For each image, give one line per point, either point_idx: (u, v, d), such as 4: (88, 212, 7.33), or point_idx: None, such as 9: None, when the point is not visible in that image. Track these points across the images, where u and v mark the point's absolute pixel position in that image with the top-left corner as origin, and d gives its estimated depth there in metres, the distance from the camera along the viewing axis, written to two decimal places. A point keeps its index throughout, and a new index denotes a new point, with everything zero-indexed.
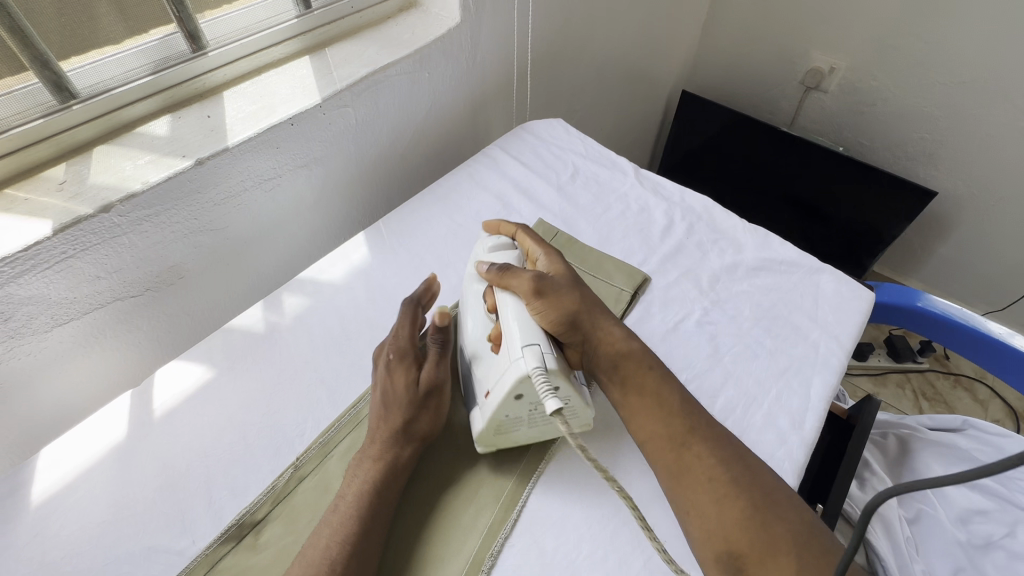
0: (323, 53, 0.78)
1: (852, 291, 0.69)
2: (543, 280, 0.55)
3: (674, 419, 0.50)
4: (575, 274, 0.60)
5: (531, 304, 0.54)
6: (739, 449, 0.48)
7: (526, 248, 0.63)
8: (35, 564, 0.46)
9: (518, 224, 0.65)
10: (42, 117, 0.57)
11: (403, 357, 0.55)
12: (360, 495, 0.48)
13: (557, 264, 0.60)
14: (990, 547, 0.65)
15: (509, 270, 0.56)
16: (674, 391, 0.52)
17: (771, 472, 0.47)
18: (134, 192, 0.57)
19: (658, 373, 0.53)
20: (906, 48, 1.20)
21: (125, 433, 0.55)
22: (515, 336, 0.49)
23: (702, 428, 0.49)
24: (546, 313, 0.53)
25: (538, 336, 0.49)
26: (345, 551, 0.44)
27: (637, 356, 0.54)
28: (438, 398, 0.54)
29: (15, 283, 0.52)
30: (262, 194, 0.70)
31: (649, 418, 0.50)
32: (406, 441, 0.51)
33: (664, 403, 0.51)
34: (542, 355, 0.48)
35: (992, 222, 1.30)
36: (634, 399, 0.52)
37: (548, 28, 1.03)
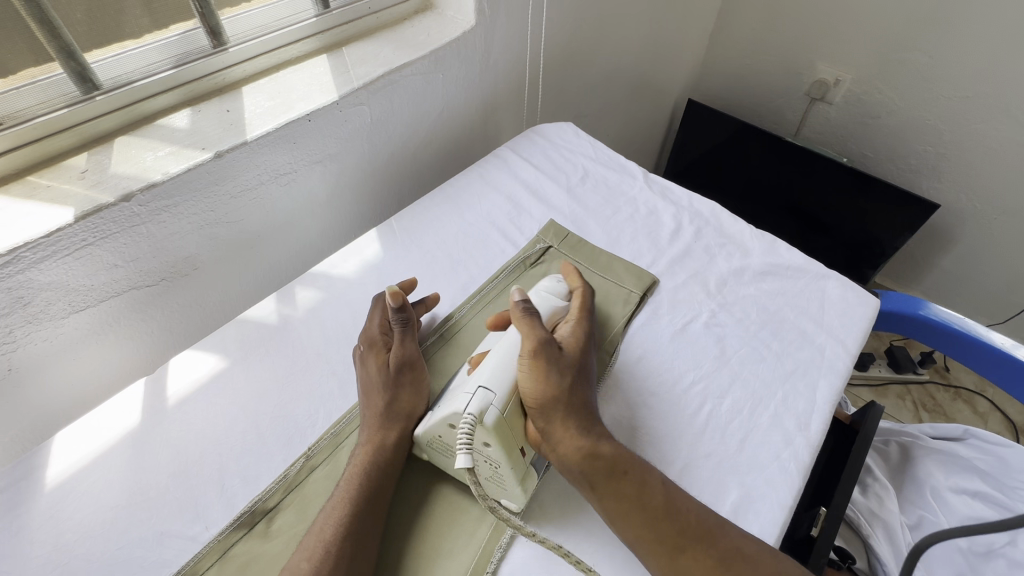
0: (341, 52, 0.79)
1: (857, 297, 0.70)
2: (549, 344, 0.52)
3: (654, 525, 0.45)
4: (588, 357, 0.55)
5: (522, 360, 0.50)
6: (738, 541, 0.45)
7: (571, 307, 0.60)
8: (49, 547, 0.47)
9: (585, 285, 0.63)
10: (65, 107, 0.58)
11: (373, 346, 0.57)
12: (354, 474, 0.49)
13: (576, 340, 0.56)
14: (991, 555, 0.65)
15: (529, 317, 0.54)
16: (657, 490, 0.47)
17: (776, 556, 0.45)
18: (154, 182, 0.58)
19: (635, 479, 0.47)
20: (911, 62, 1.22)
21: (138, 420, 0.55)
22: (482, 372, 0.50)
23: (696, 526, 0.45)
24: (529, 378, 0.49)
25: (497, 386, 0.48)
26: (345, 528, 0.45)
27: (611, 462, 0.48)
28: (412, 375, 0.57)
29: (36, 269, 0.53)
30: (278, 189, 0.71)
31: (631, 522, 0.46)
32: (392, 419, 0.53)
33: (646, 507, 0.46)
34: (487, 405, 0.47)
35: (994, 235, 1.31)
36: (609, 502, 0.47)
37: (560, 33, 1.05)
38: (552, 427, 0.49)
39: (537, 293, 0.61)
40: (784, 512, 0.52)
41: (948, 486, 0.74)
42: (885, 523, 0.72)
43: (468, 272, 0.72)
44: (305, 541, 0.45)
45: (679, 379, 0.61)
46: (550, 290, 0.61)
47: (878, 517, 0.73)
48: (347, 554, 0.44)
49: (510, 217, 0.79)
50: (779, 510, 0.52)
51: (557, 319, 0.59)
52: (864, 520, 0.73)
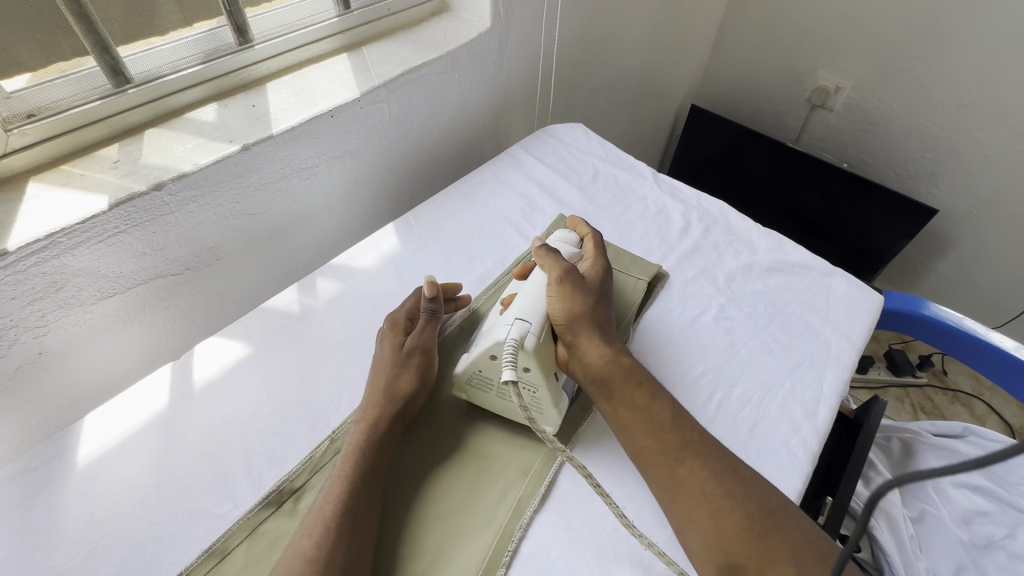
0: (361, 51, 0.81)
1: (861, 293, 0.72)
2: (572, 274, 0.59)
3: (659, 434, 0.50)
4: (607, 287, 0.62)
5: (550, 288, 0.57)
6: (732, 461, 0.49)
7: (585, 250, 0.67)
8: (83, 522, 0.48)
9: (593, 229, 0.69)
10: (99, 99, 0.60)
11: (393, 326, 0.60)
12: (351, 452, 0.50)
13: (596, 272, 0.62)
14: (992, 547, 0.67)
15: (551, 253, 0.61)
16: (664, 405, 0.52)
17: (766, 483, 0.48)
18: (185, 172, 0.59)
19: (647, 390, 0.53)
20: (910, 70, 1.25)
21: (166, 402, 0.57)
22: (515, 307, 0.55)
23: (695, 442, 0.50)
24: (560, 300, 0.56)
25: (532, 315, 0.54)
26: (344, 504, 0.46)
27: (627, 373, 0.54)
28: (421, 360, 0.58)
29: (70, 255, 0.55)
30: (298, 182, 0.73)
31: (640, 430, 0.51)
32: (390, 401, 0.54)
33: (654, 419, 0.51)
34: (526, 332, 0.53)
35: (991, 240, 1.33)
36: (623, 411, 0.52)
37: (570, 38, 1.08)
38: (578, 341, 0.55)
39: (553, 244, 0.68)
40: (794, 496, 0.53)
41: (948, 480, 0.75)
42: (889, 514, 0.73)
43: (483, 266, 0.73)
44: (306, 518, 0.46)
45: (690, 369, 0.63)
46: (566, 240, 0.68)
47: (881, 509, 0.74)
48: (348, 530, 0.45)
49: (524, 213, 0.81)
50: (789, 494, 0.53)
51: (575, 260, 0.66)
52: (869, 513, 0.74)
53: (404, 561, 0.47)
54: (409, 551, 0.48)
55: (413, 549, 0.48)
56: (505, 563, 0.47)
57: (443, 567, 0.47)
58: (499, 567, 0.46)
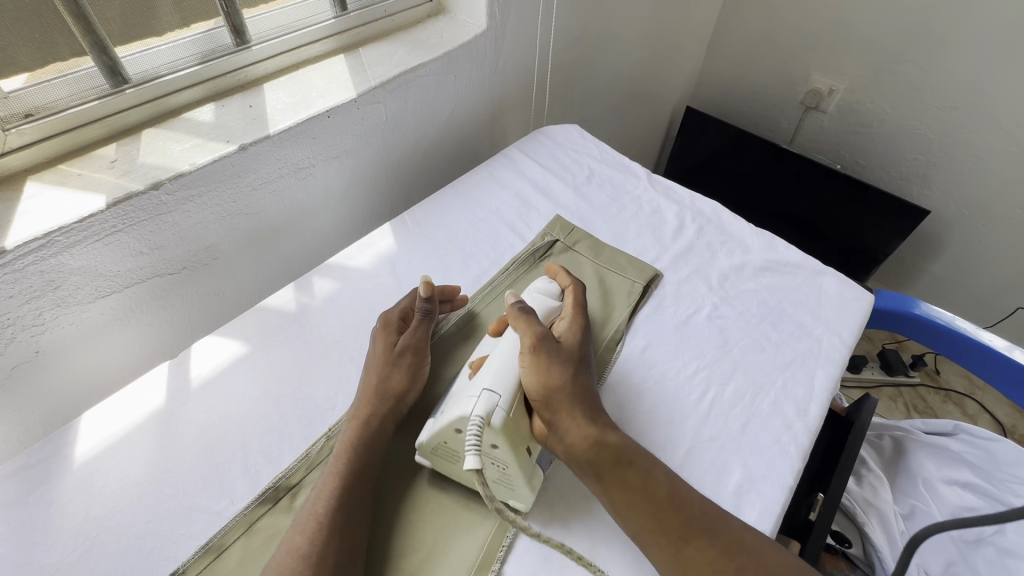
0: (358, 52, 0.82)
1: (852, 293, 0.73)
2: (547, 340, 0.53)
3: (657, 515, 0.46)
4: (587, 351, 0.56)
5: (523, 359, 0.52)
6: (739, 531, 0.46)
7: (564, 305, 0.62)
8: (80, 519, 0.48)
9: (575, 280, 0.65)
10: (97, 99, 0.61)
11: (386, 324, 0.60)
12: (342, 449, 0.50)
13: (575, 334, 0.57)
14: (981, 542, 0.67)
15: (525, 315, 0.56)
16: (660, 480, 0.48)
17: (774, 546, 0.46)
18: (182, 172, 0.60)
19: (639, 468, 0.48)
20: (902, 72, 1.27)
21: (163, 400, 0.57)
22: (484, 376, 0.51)
23: (697, 517, 0.46)
24: (534, 372, 0.51)
25: (501, 387, 0.50)
26: (337, 499, 0.47)
27: (615, 452, 0.49)
28: (412, 359, 0.58)
29: (68, 254, 0.55)
30: (295, 182, 0.74)
31: (637, 510, 0.47)
32: (381, 397, 0.54)
33: (651, 494, 0.47)
34: (493, 406, 0.48)
35: (982, 241, 1.35)
36: (615, 492, 0.48)
37: (566, 39, 1.09)
38: (557, 420, 0.50)
39: (528, 296, 0.63)
40: (784, 493, 0.54)
41: (939, 477, 0.76)
42: (879, 511, 0.75)
43: (479, 266, 0.74)
44: (300, 513, 0.47)
45: (683, 368, 0.64)
46: (543, 292, 0.63)
47: (872, 505, 0.76)
48: (341, 526, 0.45)
49: (519, 213, 0.82)
50: (780, 491, 0.54)
51: (552, 317, 0.61)
52: (859, 509, 0.76)
53: (400, 557, 0.47)
54: (406, 547, 0.48)
55: (409, 544, 0.48)
56: (499, 562, 0.47)
57: (438, 564, 0.47)
58: (493, 565, 0.47)
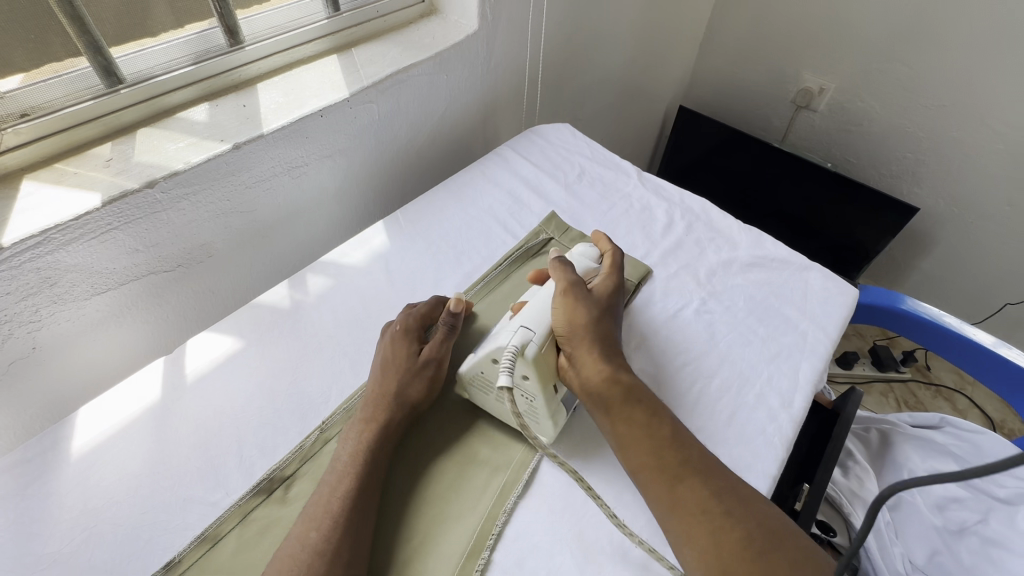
0: (351, 52, 0.83)
1: (838, 287, 0.75)
2: (579, 287, 0.58)
3: (658, 451, 0.49)
4: (615, 306, 0.60)
5: (556, 299, 0.57)
6: (732, 481, 0.48)
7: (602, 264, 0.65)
8: (76, 511, 0.49)
9: (615, 244, 0.67)
10: (92, 99, 0.61)
11: (406, 332, 0.60)
12: (355, 455, 0.51)
13: (607, 289, 0.61)
14: (964, 532, 0.69)
15: (560, 264, 0.61)
16: (664, 423, 0.51)
17: (766, 500, 0.48)
18: (176, 170, 0.61)
19: (646, 408, 0.52)
20: (891, 72, 1.28)
21: (159, 395, 0.58)
22: (522, 314, 0.55)
23: (694, 460, 0.48)
24: (563, 310, 0.56)
25: (537, 323, 0.54)
26: (350, 501, 0.47)
27: (627, 390, 0.53)
28: (433, 371, 0.58)
29: (64, 251, 0.56)
30: (289, 181, 0.75)
31: (638, 446, 0.50)
32: (398, 406, 0.54)
33: (652, 435, 0.50)
34: (528, 339, 0.52)
35: (971, 238, 1.37)
36: (621, 427, 0.51)
37: (558, 39, 1.10)
38: (577, 356, 0.54)
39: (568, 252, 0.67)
40: (769, 481, 0.55)
41: (924, 469, 0.77)
42: (865, 502, 0.77)
43: (471, 262, 0.75)
44: (308, 510, 0.47)
45: (671, 361, 0.65)
46: (588, 254, 0.66)
47: (858, 496, 0.78)
48: (351, 527, 0.46)
49: (511, 211, 0.83)
50: (765, 480, 0.55)
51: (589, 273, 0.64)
52: (845, 499, 0.78)
53: (394, 547, 0.48)
54: (401, 540, 0.49)
55: (407, 538, 0.49)
56: (487, 551, 0.48)
57: (428, 552, 0.48)
58: (481, 553, 0.48)
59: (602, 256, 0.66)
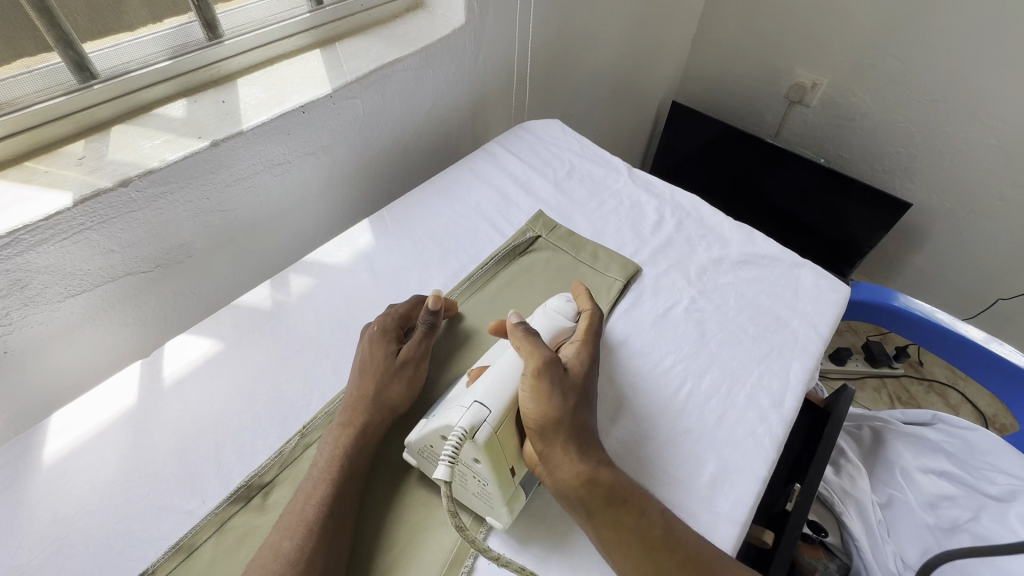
0: (334, 47, 0.81)
1: (829, 285, 0.74)
2: (552, 366, 0.51)
3: (651, 556, 0.45)
4: (590, 384, 0.54)
5: (524, 380, 0.50)
6: (729, 570, 0.46)
7: (577, 327, 0.60)
8: (48, 521, 0.48)
9: (595, 305, 0.62)
10: (64, 95, 0.60)
11: (385, 332, 0.59)
12: (331, 460, 0.49)
13: (580, 364, 0.54)
14: (956, 530, 0.68)
15: (530, 339, 0.53)
16: (654, 519, 0.46)
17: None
18: (151, 168, 0.59)
19: (633, 507, 0.47)
20: (884, 66, 1.28)
21: (135, 399, 0.56)
22: (478, 388, 0.50)
23: (690, 560, 0.45)
24: (532, 398, 0.49)
25: (492, 401, 0.48)
26: (327, 507, 0.46)
27: (609, 490, 0.47)
28: (412, 371, 0.57)
29: (34, 252, 0.54)
30: (271, 178, 0.73)
31: (629, 552, 0.45)
32: (377, 407, 0.53)
33: (644, 537, 0.45)
34: (479, 421, 0.47)
35: (963, 233, 1.36)
36: (606, 531, 0.46)
37: (548, 34, 1.08)
38: (551, 452, 0.48)
39: (543, 312, 0.61)
40: (759, 483, 0.55)
41: (917, 466, 0.76)
42: (857, 501, 0.76)
43: (458, 261, 0.74)
44: (284, 518, 0.46)
45: (660, 361, 0.64)
46: (560, 311, 0.60)
47: (850, 495, 0.76)
48: (329, 534, 0.45)
49: (500, 208, 0.82)
50: (754, 482, 0.55)
51: (562, 339, 0.58)
52: (837, 498, 0.77)
53: (374, 554, 0.47)
54: (383, 546, 0.48)
55: (388, 543, 0.48)
56: (471, 557, 0.47)
57: (411, 559, 0.47)
58: (465, 560, 0.46)
59: (580, 316, 0.61)
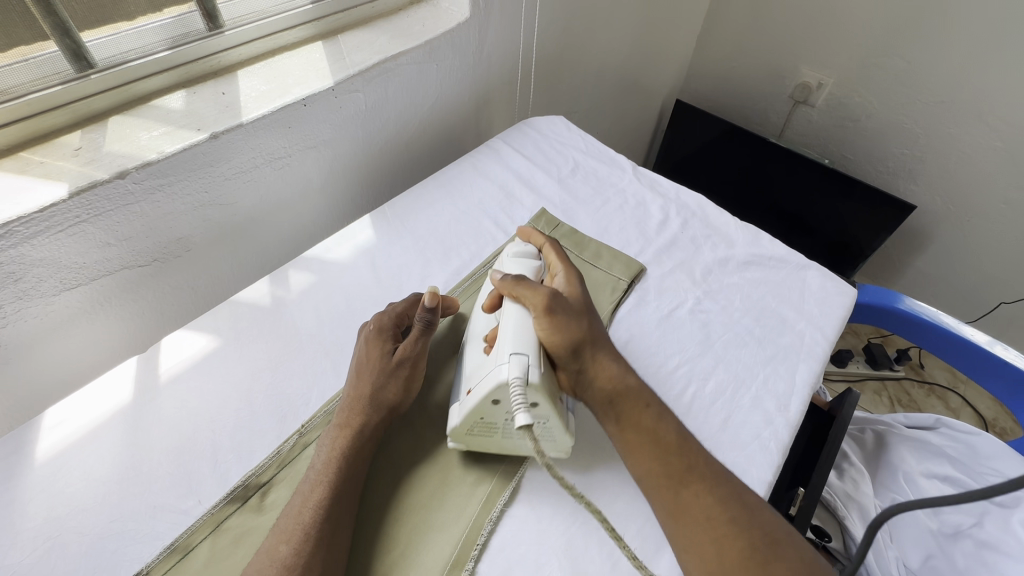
0: (335, 40, 0.80)
1: (836, 287, 0.73)
2: (556, 299, 0.54)
3: (665, 459, 0.49)
4: (588, 300, 0.58)
5: (538, 320, 0.52)
6: (737, 486, 0.48)
7: (548, 261, 0.63)
8: (40, 519, 0.47)
9: (547, 236, 0.66)
10: (60, 85, 0.58)
11: (381, 332, 0.57)
12: (327, 462, 0.48)
13: (575, 287, 0.59)
14: (959, 536, 0.66)
15: (524, 282, 0.55)
16: (670, 428, 0.51)
17: (768, 508, 0.48)
18: (149, 160, 0.58)
19: (653, 411, 0.52)
20: (890, 67, 1.26)
21: (131, 395, 0.56)
22: (506, 343, 0.50)
23: (700, 465, 0.49)
24: (552, 329, 0.52)
25: (527, 347, 0.49)
26: (324, 511, 0.45)
27: (634, 394, 0.53)
28: (410, 370, 0.55)
29: (28, 244, 0.53)
30: (271, 172, 0.72)
31: (648, 454, 0.49)
32: (374, 408, 0.52)
33: (660, 440, 0.50)
34: (527, 367, 0.48)
35: (968, 236, 1.35)
36: (630, 435, 0.51)
37: (553, 29, 1.07)
38: (584, 367, 0.53)
39: (508, 259, 0.63)
40: (764, 488, 0.53)
41: (920, 471, 0.75)
42: (860, 505, 0.76)
43: (460, 258, 0.73)
44: (281, 522, 0.45)
45: (666, 362, 0.63)
46: (523, 253, 0.63)
47: (853, 500, 0.77)
48: (327, 538, 0.44)
49: (502, 205, 0.80)
50: (759, 487, 0.53)
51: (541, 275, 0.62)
52: (840, 504, 0.77)
53: (374, 556, 0.46)
54: (380, 549, 0.47)
55: (385, 547, 0.47)
56: (472, 561, 0.46)
57: (411, 561, 0.46)
58: (466, 564, 0.46)
59: (540, 251, 0.65)
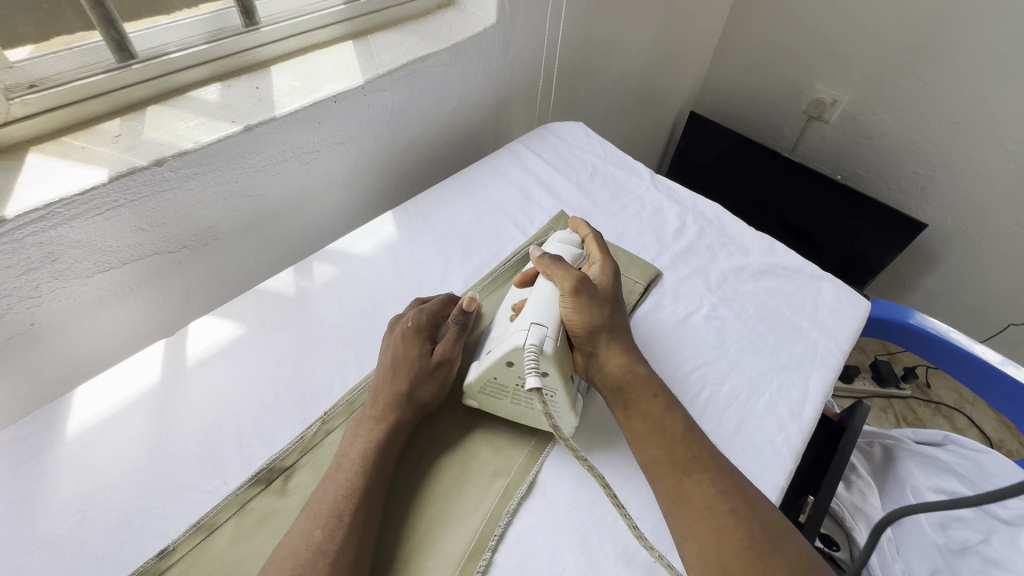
0: (366, 39, 0.82)
1: (850, 299, 0.74)
2: (585, 282, 0.56)
3: (671, 448, 0.50)
4: (618, 292, 0.59)
5: (564, 300, 0.54)
6: (741, 482, 0.49)
7: (588, 250, 0.64)
8: (70, 493, 0.48)
9: (596, 229, 0.66)
10: (103, 74, 0.60)
11: (418, 330, 0.58)
12: (361, 455, 0.49)
13: (607, 277, 0.60)
14: (966, 552, 0.66)
15: (559, 261, 0.57)
16: (677, 418, 0.52)
17: (769, 504, 0.48)
18: (186, 149, 0.59)
19: (661, 401, 0.53)
20: (906, 86, 1.28)
21: (158, 377, 0.57)
22: (529, 312, 0.53)
23: (702, 457, 0.49)
24: (575, 310, 0.54)
25: (547, 320, 0.52)
26: (356, 500, 0.46)
27: (643, 382, 0.53)
28: (444, 373, 0.57)
29: (67, 226, 0.54)
30: (299, 166, 0.73)
31: (652, 441, 0.50)
32: (407, 406, 0.53)
33: (666, 430, 0.51)
34: (544, 337, 0.51)
35: (979, 257, 1.35)
36: (636, 421, 0.52)
37: (575, 37, 1.08)
38: (597, 351, 0.54)
39: (552, 244, 0.65)
40: (777, 492, 0.54)
41: (927, 485, 0.76)
42: (868, 516, 0.76)
43: (479, 257, 0.74)
44: (312, 506, 0.46)
45: (681, 365, 0.64)
46: (568, 240, 0.65)
47: (862, 512, 0.77)
48: (357, 526, 0.45)
49: (522, 207, 0.82)
50: (772, 491, 0.54)
51: (579, 261, 0.63)
52: (848, 514, 0.77)
53: (396, 545, 0.47)
54: (400, 537, 0.48)
55: (407, 536, 0.48)
56: (489, 552, 0.47)
57: (429, 549, 0.47)
58: (483, 554, 0.46)
59: (585, 242, 0.66)
